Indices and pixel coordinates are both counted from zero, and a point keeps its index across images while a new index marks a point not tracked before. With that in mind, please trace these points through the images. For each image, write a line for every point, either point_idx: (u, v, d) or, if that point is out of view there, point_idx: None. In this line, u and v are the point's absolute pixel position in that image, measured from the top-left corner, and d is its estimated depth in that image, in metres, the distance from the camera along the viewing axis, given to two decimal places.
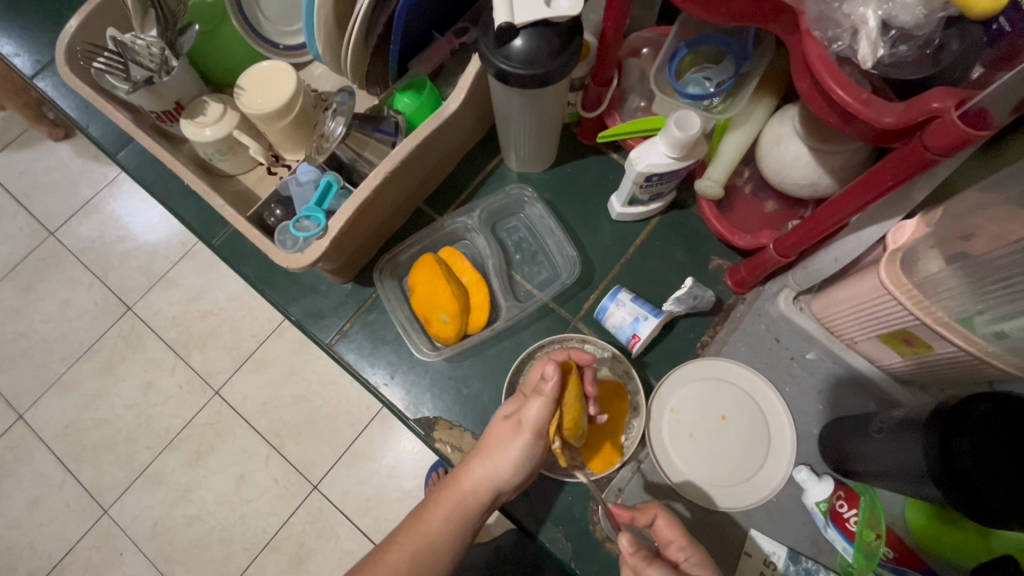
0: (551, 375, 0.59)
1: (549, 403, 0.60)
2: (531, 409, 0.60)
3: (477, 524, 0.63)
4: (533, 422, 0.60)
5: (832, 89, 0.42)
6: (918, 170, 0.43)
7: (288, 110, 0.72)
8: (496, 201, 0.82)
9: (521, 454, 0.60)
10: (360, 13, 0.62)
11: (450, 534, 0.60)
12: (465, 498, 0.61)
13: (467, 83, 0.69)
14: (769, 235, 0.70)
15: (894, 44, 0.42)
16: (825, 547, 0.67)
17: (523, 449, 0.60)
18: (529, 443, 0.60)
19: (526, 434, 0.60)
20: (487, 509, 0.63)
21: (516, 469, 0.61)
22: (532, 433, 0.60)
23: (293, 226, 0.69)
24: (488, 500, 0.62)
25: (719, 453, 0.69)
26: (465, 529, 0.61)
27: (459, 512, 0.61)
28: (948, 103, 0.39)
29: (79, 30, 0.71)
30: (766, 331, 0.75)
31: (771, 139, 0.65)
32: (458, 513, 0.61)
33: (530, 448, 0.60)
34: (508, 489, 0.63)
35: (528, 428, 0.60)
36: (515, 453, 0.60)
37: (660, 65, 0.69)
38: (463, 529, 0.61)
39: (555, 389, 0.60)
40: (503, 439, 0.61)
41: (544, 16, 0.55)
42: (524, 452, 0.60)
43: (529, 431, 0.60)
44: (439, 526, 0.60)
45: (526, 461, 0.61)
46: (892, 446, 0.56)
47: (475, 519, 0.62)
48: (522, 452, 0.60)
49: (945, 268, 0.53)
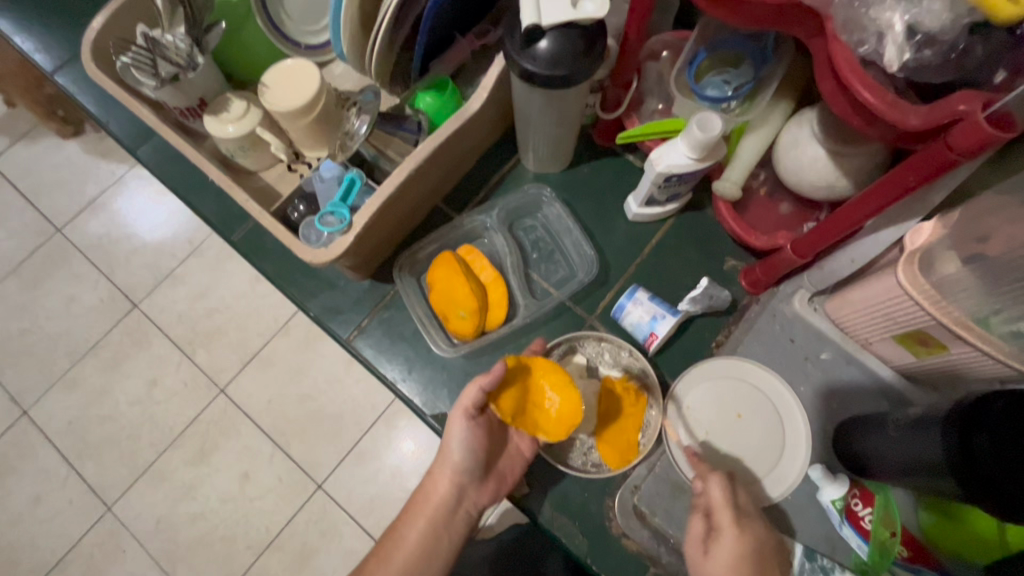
0: (495, 368, 0.62)
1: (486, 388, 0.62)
2: (463, 394, 0.63)
3: (455, 530, 0.64)
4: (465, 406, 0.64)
5: (858, 91, 0.43)
6: (940, 170, 0.44)
7: (311, 108, 0.73)
8: (515, 200, 0.83)
9: (464, 438, 0.64)
10: (387, 13, 0.63)
11: (424, 543, 0.62)
12: (430, 503, 0.64)
13: (490, 84, 0.70)
14: (786, 237, 0.72)
15: (920, 48, 0.43)
16: (840, 544, 0.68)
17: (459, 429, 0.64)
18: (464, 423, 0.64)
19: (461, 415, 0.64)
20: (458, 512, 0.65)
21: (464, 453, 0.65)
22: (467, 418, 0.64)
23: (318, 221, 0.70)
24: (454, 498, 0.65)
25: (736, 450, 0.70)
26: (438, 534, 0.63)
27: (427, 518, 0.63)
28: (974, 105, 0.40)
29: (106, 27, 0.73)
30: (780, 331, 0.76)
31: (788, 142, 0.66)
32: (427, 520, 0.63)
33: (468, 429, 0.64)
34: (471, 483, 0.66)
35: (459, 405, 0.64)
36: (457, 437, 0.64)
37: (680, 69, 0.72)
38: (438, 535, 0.63)
39: (494, 381, 0.62)
40: (448, 431, 0.65)
41: (570, 18, 0.56)
42: (463, 433, 0.64)
43: (460, 410, 0.64)
44: (412, 538, 0.62)
45: (469, 440, 0.65)
46: (910, 444, 0.57)
47: (448, 523, 0.64)
48: (465, 438, 0.64)
49: (962, 268, 0.54)
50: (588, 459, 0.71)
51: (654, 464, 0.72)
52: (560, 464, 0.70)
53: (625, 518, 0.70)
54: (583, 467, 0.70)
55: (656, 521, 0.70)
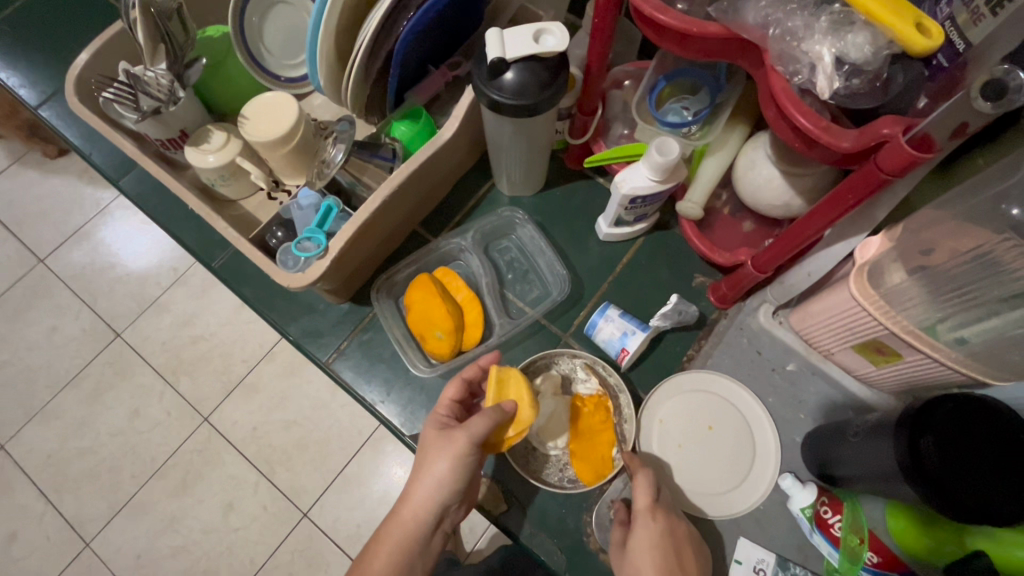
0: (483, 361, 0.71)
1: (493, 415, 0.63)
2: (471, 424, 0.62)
3: (431, 548, 0.62)
4: (467, 436, 0.61)
5: (795, 118, 0.47)
6: (875, 189, 0.48)
7: (289, 138, 0.76)
8: (489, 223, 0.86)
9: (465, 466, 0.61)
10: (362, 46, 0.67)
11: (399, 566, 0.59)
12: (412, 525, 0.60)
13: (461, 113, 0.73)
14: (747, 253, 0.74)
15: (848, 77, 0.47)
16: (812, 552, 0.69)
17: (458, 458, 0.61)
18: (463, 452, 0.61)
19: (464, 444, 0.61)
20: (437, 533, 0.63)
21: (461, 479, 0.61)
22: (468, 447, 0.61)
23: (294, 247, 0.71)
24: (437, 520, 0.62)
25: (708, 460, 0.72)
26: (414, 557, 0.60)
27: (407, 541, 0.60)
28: (897, 129, 0.43)
29: (90, 63, 0.75)
30: (748, 344, 0.78)
31: (745, 164, 0.70)
32: (406, 542, 0.60)
33: (464, 457, 0.61)
34: (455, 505, 0.63)
35: (466, 434, 0.61)
36: (455, 465, 0.61)
37: (642, 97, 0.75)
38: (417, 555, 0.60)
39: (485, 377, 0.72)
40: (440, 456, 0.61)
41: (532, 52, 0.60)
42: (463, 461, 0.61)
43: (463, 439, 0.61)
44: (389, 555, 0.59)
45: (467, 468, 0.62)
46: (867, 450, 0.59)
47: (426, 544, 0.62)
48: (462, 467, 0.61)
49: (907, 278, 0.57)
50: (564, 475, 0.72)
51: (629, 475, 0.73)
52: (536, 482, 0.70)
53: (602, 532, 0.71)
54: (561, 485, 0.71)
55: None
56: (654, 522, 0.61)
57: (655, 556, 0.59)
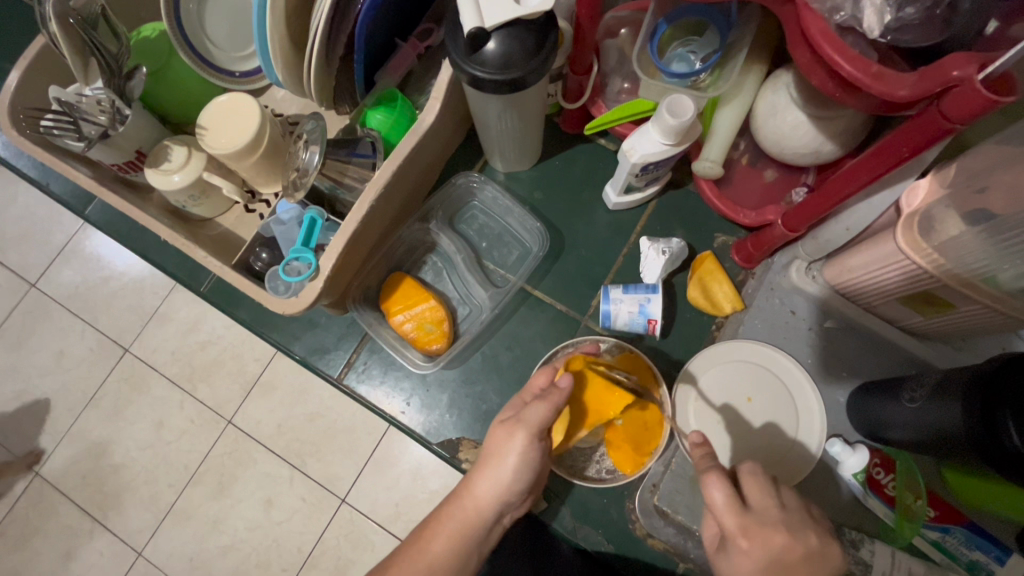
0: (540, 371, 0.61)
1: (553, 406, 0.56)
2: (532, 411, 0.56)
3: (485, 543, 0.60)
4: (531, 421, 0.56)
5: (837, 65, 0.40)
6: (933, 140, 0.41)
7: (256, 144, 0.68)
8: (445, 195, 0.78)
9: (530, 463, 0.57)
10: (317, 31, 0.58)
11: (453, 556, 0.57)
12: (470, 514, 0.58)
13: (441, 92, 0.65)
14: (775, 211, 0.68)
15: (901, 7, 0.41)
16: (866, 515, 0.67)
17: (526, 450, 0.56)
18: (526, 444, 0.56)
19: (526, 435, 0.56)
20: (496, 527, 0.60)
21: (520, 474, 0.57)
22: (528, 433, 0.56)
23: (281, 270, 0.65)
24: (493, 516, 0.58)
25: (751, 434, 0.68)
26: (470, 549, 0.58)
27: (463, 529, 0.58)
28: (968, 69, 0.36)
29: (20, 87, 0.67)
30: (780, 305, 0.73)
31: (766, 111, 0.63)
32: (462, 530, 0.58)
33: (527, 450, 0.56)
34: (514, 503, 0.60)
35: (526, 426, 0.56)
36: (516, 457, 0.56)
37: (641, 46, 0.65)
38: (470, 547, 0.58)
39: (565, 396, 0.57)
40: (501, 446, 0.57)
41: (517, 15, 0.51)
42: (527, 454, 0.56)
43: (527, 427, 0.56)
44: (442, 547, 0.57)
45: (529, 464, 0.57)
46: (929, 416, 0.55)
47: (484, 537, 0.59)
48: (525, 459, 0.56)
49: (967, 229, 0.50)
50: (602, 466, 0.70)
51: (669, 458, 0.70)
52: (574, 479, 0.68)
53: (647, 518, 0.69)
54: (600, 477, 0.69)
55: (679, 518, 0.69)
56: (773, 507, 0.47)
57: (771, 543, 0.44)
